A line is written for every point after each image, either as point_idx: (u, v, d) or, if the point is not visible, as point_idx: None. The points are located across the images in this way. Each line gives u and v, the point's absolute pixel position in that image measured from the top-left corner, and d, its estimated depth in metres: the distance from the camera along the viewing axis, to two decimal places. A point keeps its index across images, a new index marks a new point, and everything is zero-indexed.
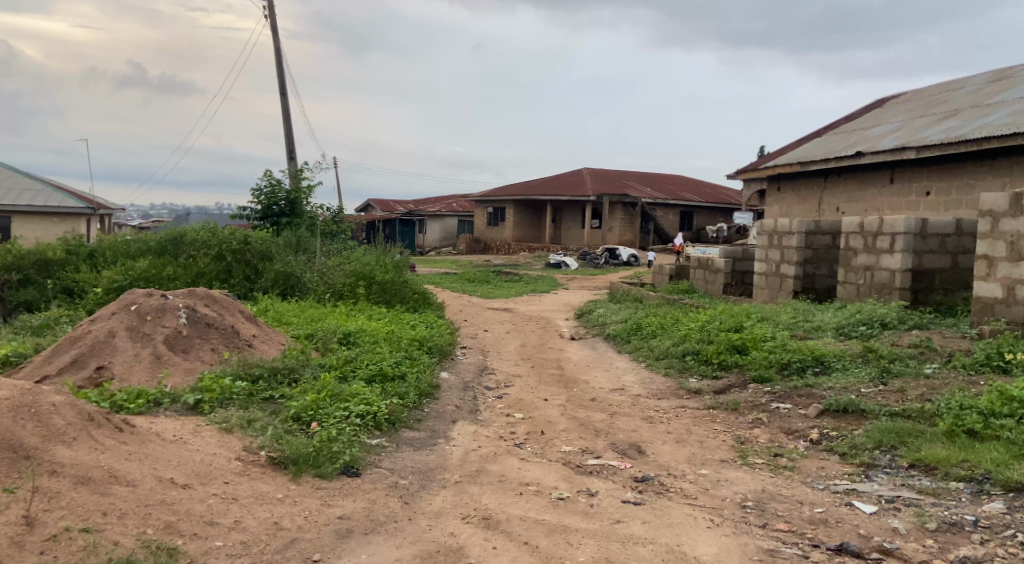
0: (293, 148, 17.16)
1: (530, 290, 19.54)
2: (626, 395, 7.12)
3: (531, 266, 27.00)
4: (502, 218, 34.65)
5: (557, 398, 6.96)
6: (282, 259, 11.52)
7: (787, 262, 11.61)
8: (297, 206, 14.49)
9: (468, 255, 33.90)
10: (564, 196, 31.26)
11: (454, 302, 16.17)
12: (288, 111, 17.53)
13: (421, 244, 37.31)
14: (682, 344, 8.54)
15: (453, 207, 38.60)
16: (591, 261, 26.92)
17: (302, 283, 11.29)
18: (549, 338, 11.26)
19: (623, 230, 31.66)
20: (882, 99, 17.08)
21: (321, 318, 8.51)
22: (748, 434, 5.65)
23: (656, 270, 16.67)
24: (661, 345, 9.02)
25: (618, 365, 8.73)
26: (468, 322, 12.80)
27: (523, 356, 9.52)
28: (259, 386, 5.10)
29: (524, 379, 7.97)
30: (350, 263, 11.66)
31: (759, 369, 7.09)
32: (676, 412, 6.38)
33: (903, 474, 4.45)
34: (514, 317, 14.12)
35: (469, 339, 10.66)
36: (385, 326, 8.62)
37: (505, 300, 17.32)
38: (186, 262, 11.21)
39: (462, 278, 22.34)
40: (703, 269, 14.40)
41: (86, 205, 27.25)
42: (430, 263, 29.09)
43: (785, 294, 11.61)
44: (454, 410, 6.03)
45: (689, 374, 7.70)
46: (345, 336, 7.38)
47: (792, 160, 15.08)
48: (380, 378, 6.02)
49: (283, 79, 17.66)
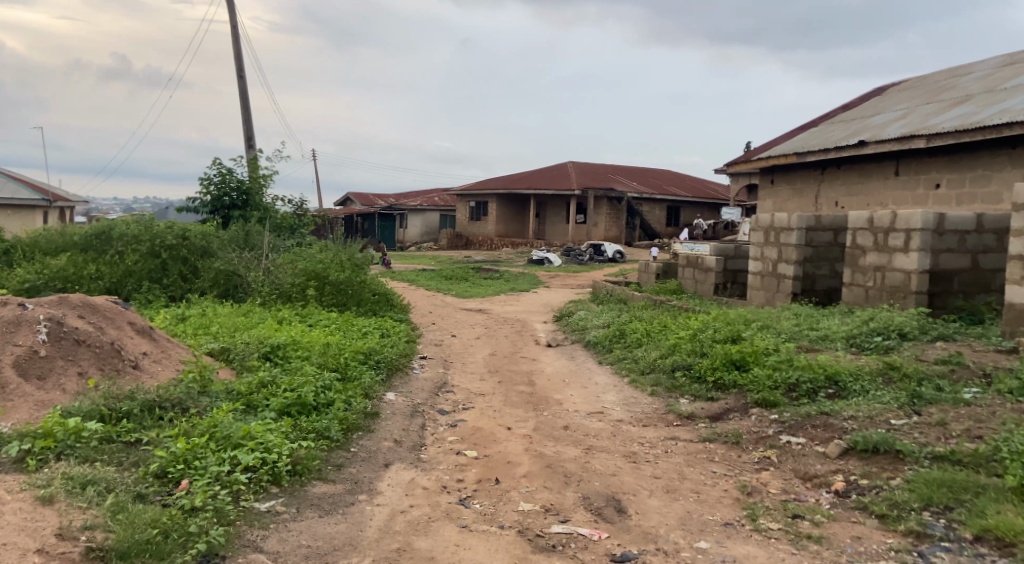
0: (251, 134, 15.86)
1: (509, 288, 18.38)
2: (605, 421, 5.97)
3: (513, 262, 25.85)
4: (483, 213, 33.48)
5: (523, 425, 5.80)
6: (224, 257, 10.36)
7: (785, 261, 10.50)
8: (250, 197, 13.24)
9: (448, 251, 32.72)
10: (547, 190, 30.09)
11: (425, 303, 14.97)
12: (246, 96, 16.21)
13: (401, 239, 36.05)
14: (672, 358, 7.39)
15: (434, 201, 37.39)
16: (575, 257, 25.83)
17: (246, 284, 10.11)
18: (523, 345, 10.11)
19: (609, 225, 30.56)
20: (882, 87, 16.02)
21: (252, 325, 7.31)
22: (756, 481, 4.51)
23: (641, 268, 15.56)
24: (647, 357, 7.88)
25: (598, 380, 7.58)
26: (436, 325, 11.61)
27: (491, 368, 8.34)
28: (121, 429, 3.93)
29: (487, 399, 6.79)
30: (302, 260, 10.45)
31: (762, 391, 5.95)
32: (665, 447, 5.23)
33: (970, 555, 3.32)
34: (487, 320, 12.93)
35: (433, 346, 9.48)
36: (328, 336, 7.42)
37: (480, 299, 16.12)
38: (113, 259, 9.98)
39: (438, 275, 21.13)
40: (692, 268, 13.30)
41: (43, 196, 25.77)
42: (407, 259, 27.87)
43: (783, 296, 10.51)
44: (390, 448, 4.84)
45: (679, 394, 6.57)
46: (270, 350, 6.20)
47: (788, 150, 13.97)
48: (298, 408, 4.83)
49: (241, 60, 16.33)
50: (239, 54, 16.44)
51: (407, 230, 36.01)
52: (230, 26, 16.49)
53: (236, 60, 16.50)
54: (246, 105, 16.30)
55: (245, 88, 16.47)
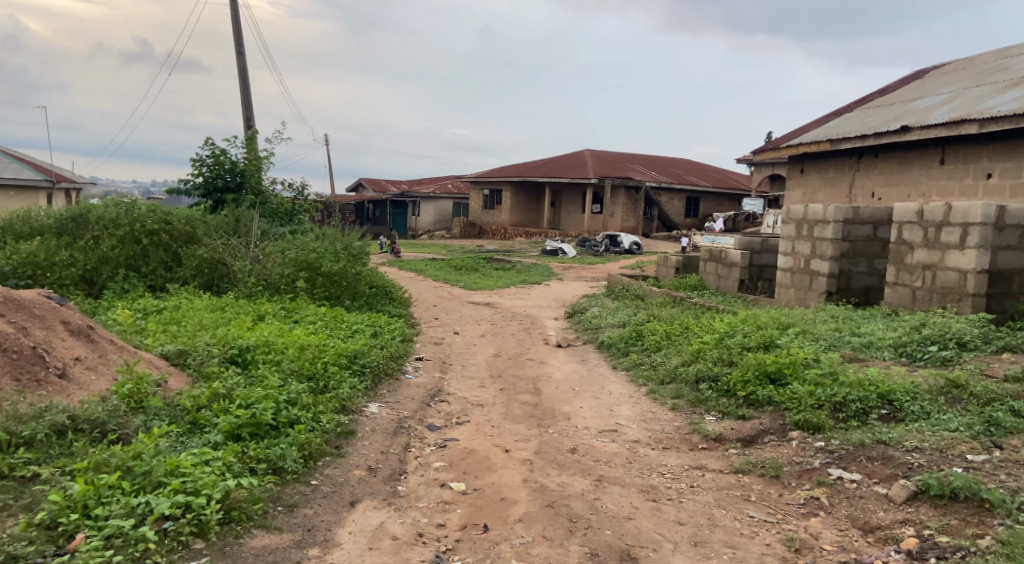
0: (252, 114, 15.07)
1: (520, 280, 17.57)
2: (619, 443, 5.14)
3: (526, 253, 24.99)
4: (497, 201, 32.62)
5: (523, 447, 4.98)
6: (210, 243, 9.62)
7: (818, 257, 9.59)
8: (244, 180, 12.47)
9: (460, 239, 31.91)
10: (562, 178, 29.17)
11: (429, 295, 14.19)
12: (247, 74, 15.43)
13: (412, 227, 35.29)
14: (695, 366, 6.54)
15: (447, 188, 36.55)
16: (590, 248, 24.95)
17: (233, 274, 9.36)
18: (530, 344, 9.30)
19: (625, 215, 29.63)
20: (922, 71, 14.96)
21: (224, 322, 6.53)
22: (803, 532, 3.70)
23: (660, 261, 14.67)
24: (667, 363, 7.03)
25: (612, 390, 6.74)
26: (438, 321, 10.82)
27: (493, 372, 7.53)
28: (17, 461, 3.20)
29: (485, 411, 5.98)
30: (293, 249, 9.67)
31: (804, 411, 5.09)
32: (689, 479, 4.40)
33: None
34: (495, 315, 12.12)
35: (432, 345, 8.69)
36: (311, 335, 6.64)
37: (489, 292, 15.32)
38: (90, 245, 9.26)
39: (448, 265, 20.35)
40: (715, 262, 12.40)
41: (46, 178, 25.27)
42: (418, 247, 27.09)
43: (816, 295, 9.60)
44: (361, 479, 4.04)
45: (705, 410, 5.72)
46: (236, 354, 5.43)
47: (820, 136, 13.01)
48: (252, 430, 4.05)
49: (242, 37, 15.53)
50: (240, 30, 15.64)
51: (419, 217, 35.21)
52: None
53: (237, 36, 15.70)
54: (247, 83, 15.53)
55: (245, 65, 15.66)
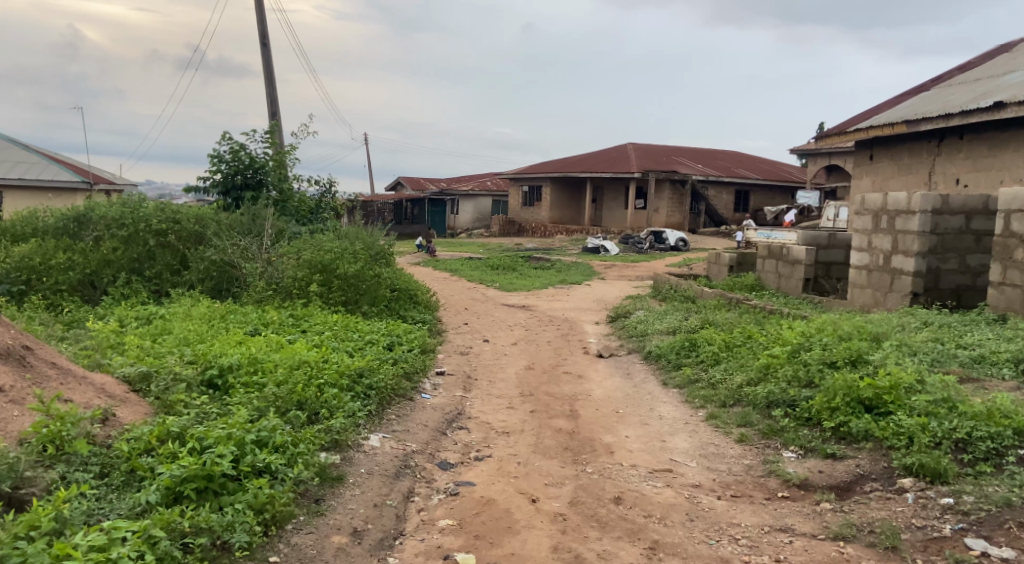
0: (277, 110, 14.35)
1: (559, 279, 16.53)
2: (677, 490, 4.11)
3: (567, 251, 23.93)
4: (537, 198, 31.59)
5: (554, 495, 3.98)
6: (219, 244, 8.85)
7: (901, 253, 8.37)
8: (263, 177, 11.69)
9: (500, 238, 30.97)
10: (605, 172, 27.98)
11: (461, 298, 13.27)
12: (271, 67, 14.68)
13: (451, 225, 34.48)
14: (764, 387, 5.44)
15: (486, 186, 35.67)
16: (635, 245, 23.76)
17: (243, 277, 8.57)
18: (567, 355, 8.29)
19: (671, 211, 28.34)
20: (1007, 45, 13.47)
21: (213, 334, 5.67)
22: None
23: (712, 259, 13.53)
24: (728, 381, 5.95)
25: (663, 414, 5.69)
26: (467, 327, 9.90)
27: (524, 390, 6.54)
28: None
29: (511, 442, 5.00)
30: (308, 250, 8.84)
31: (916, 452, 3.98)
32: (772, 549, 3.36)
33: None
34: (530, 319, 11.12)
35: (457, 356, 7.75)
36: (313, 349, 5.77)
37: (525, 293, 14.32)
38: (91, 247, 8.54)
39: (484, 264, 19.42)
40: (775, 260, 11.22)
41: (84, 179, 25.11)
42: (456, 246, 26.20)
43: (899, 296, 8.38)
44: (341, 551, 3.11)
45: (782, 444, 4.65)
46: (214, 377, 4.59)
47: (895, 119, 11.74)
48: (200, 486, 3.15)
49: (266, 29, 14.78)
50: (264, 20, 14.88)
51: (458, 215, 34.40)
52: None
53: (261, 27, 14.96)
54: (272, 77, 14.80)
55: (269, 58, 14.94)
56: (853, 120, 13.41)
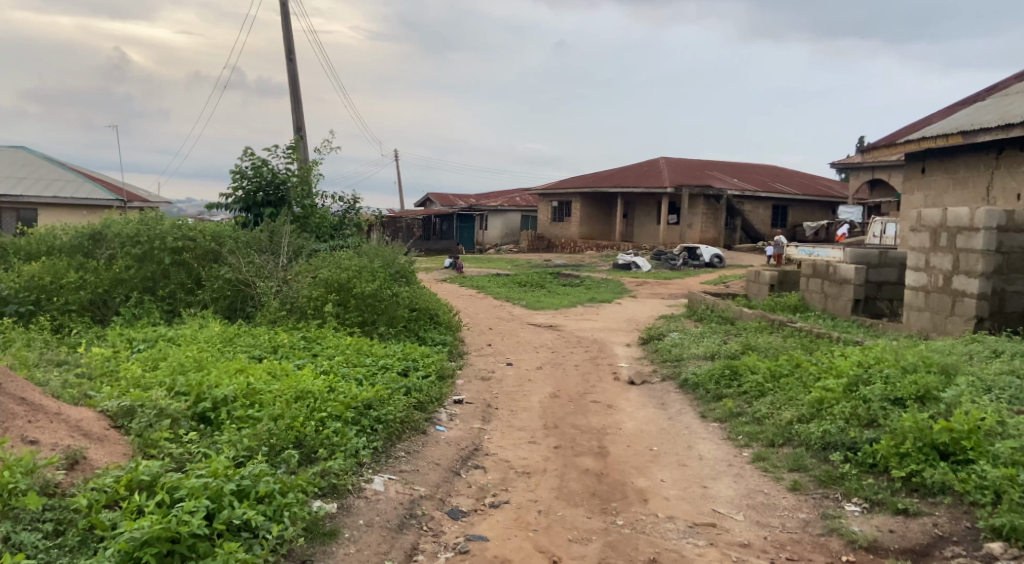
0: (302, 125, 14.10)
1: (589, 298, 15.96)
2: (721, 551, 3.56)
3: (597, 267, 23.35)
4: (568, 213, 31.08)
5: (579, 555, 3.46)
6: (233, 261, 8.47)
7: (963, 273, 7.79)
8: (284, 191, 11.32)
9: (529, 254, 30.49)
10: (637, 188, 27.37)
11: (487, 317, 12.79)
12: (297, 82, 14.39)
13: (480, 241, 34.11)
14: (817, 425, 4.87)
15: (516, 201, 35.28)
16: (668, 262, 23.10)
17: (256, 296, 8.17)
18: (597, 381, 7.75)
19: (705, 227, 27.62)
20: None
21: (214, 360, 5.24)
22: None
23: (751, 277, 12.90)
24: (775, 417, 5.37)
25: (702, 452, 5.12)
26: (492, 349, 9.42)
27: (548, 421, 6.02)
28: None
29: (532, 485, 4.49)
30: (325, 268, 8.44)
31: (1004, 512, 3.37)
32: None
33: None
34: (558, 341, 10.60)
35: (479, 382, 7.26)
36: (320, 377, 5.31)
37: (554, 312, 13.79)
38: (103, 264, 8.21)
39: (511, 281, 18.94)
40: (821, 280, 10.64)
41: (116, 195, 25.18)
42: (484, 263, 25.75)
43: (961, 320, 7.77)
44: None
45: (843, 495, 4.07)
46: (207, 410, 4.15)
47: (951, 130, 11.15)
48: (163, 549, 2.70)
49: (292, 43, 14.48)
50: (290, 34, 14.60)
51: (487, 231, 34.05)
52: (280, 4, 14.65)
53: (287, 41, 14.66)
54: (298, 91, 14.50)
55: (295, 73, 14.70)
56: (905, 130, 12.82)
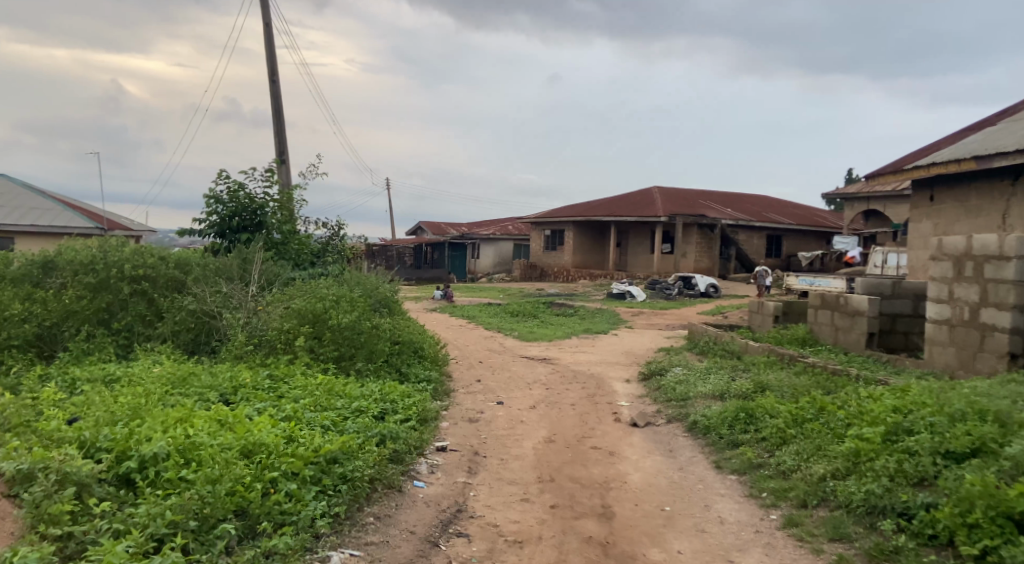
0: (285, 148, 13.46)
1: (584, 329, 15.25)
2: None
3: (591, 297, 22.68)
4: (561, 242, 30.49)
5: None
6: (198, 290, 7.76)
7: (992, 306, 7.17)
8: (261, 217, 10.63)
9: (521, 283, 29.82)
10: (631, 217, 26.81)
11: (477, 350, 12.06)
12: (279, 103, 13.72)
13: (471, 269, 33.46)
14: (858, 484, 4.17)
15: (508, 230, 34.71)
16: (663, 290, 22.52)
17: (222, 329, 7.45)
18: (595, 423, 7.03)
19: (699, 256, 27.06)
20: None
21: (155, 406, 4.52)
22: None
23: (755, 308, 12.25)
24: (804, 471, 4.67)
25: (723, 514, 4.40)
26: (481, 386, 8.68)
27: (543, 473, 5.29)
28: None
29: (526, 557, 3.77)
30: (299, 298, 7.75)
31: None
32: None
33: None
34: (553, 376, 9.88)
35: (465, 425, 6.53)
36: (280, 424, 4.61)
37: (547, 344, 13.07)
38: (53, 294, 7.47)
39: (503, 311, 18.24)
40: (831, 311, 9.98)
41: (96, 223, 24.41)
42: (476, 292, 25.03)
43: (993, 357, 7.14)
44: None
45: None
46: (131, 472, 3.49)
47: (964, 155, 10.63)
48: None
49: (274, 63, 13.83)
50: (271, 54, 13.95)
51: (479, 260, 33.44)
52: (261, 23, 14.04)
53: (268, 62, 13.98)
54: (279, 114, 13.83)
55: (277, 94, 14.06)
56: (912, 156, 12.28)
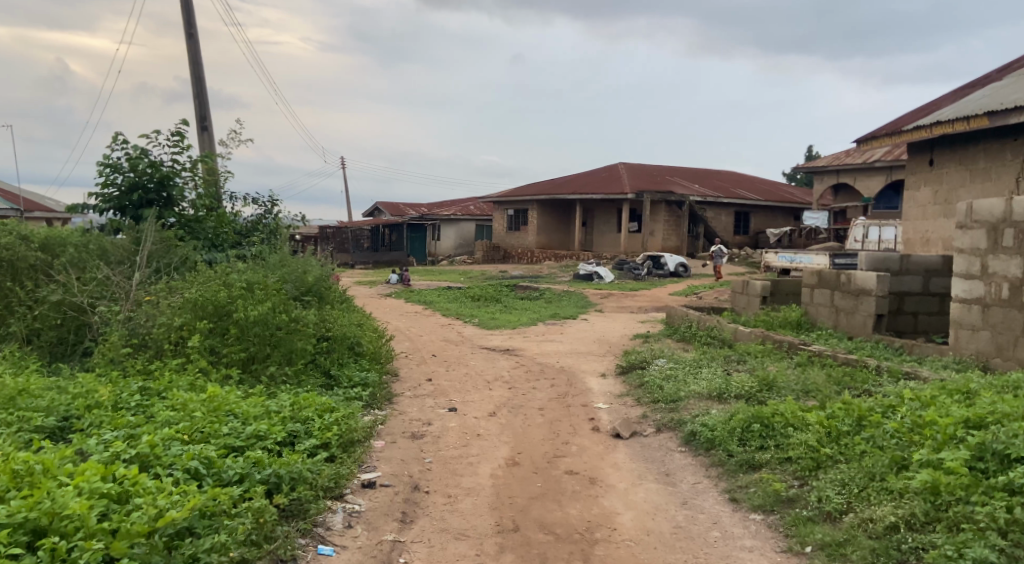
0: (206, 114, 11.78)
1: (550, 313, 13.92)
2: None
3: (557, 278, 21.38)
4: (523, 221, 29.09)
5: None
6: (67, 279, 6.21)
7: None
8: (167, 190, 8.99)
9: (483, 265, 28.38)
10: (597, 194, 25.52)
11: (429, 341, 10.64)
12: (198, 63, 11.95)
13: (431, 251, 31.85)
14: (956, 544, 2.92)
15: (469, 210, 33.21)
16: (631, 271, 21.34)
17: (96, 325, 5.92)
18: (568, 435, 5.68)
19: (667, 235, 25.94)
20: None
21: None
22: None
23: (740, 288, 11.03)
24: (864, 516, 3.40)
25: None
26: (430, 387, 7.28)
27: (503, 517, 3.92)
28: None
29: None
30: (198, 285, 6.23)
31: None
32: None
33: None
34: (516, 371, 8.52)
35: (405, 445, 5.13)
36: (114, 470, 3.19)
37: (509, 332, 11.70)
38: None
39: (462, 295, 16.82)
40: (831, 290, 8.77)
41: (14, 206, 22.20)
42: (434, 276, 23.51)
43: None
44: None
45: None
46: None
47: (974, 111, 9.50)
48: None
49: (191, 17, 12.04)
50: (189, 7, 12.15)
51: (439, 242, 31.94)
52: None
53: (185, 15, 12.18)
54: (200, 75, 12.08)
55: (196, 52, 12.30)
56: (908, 117, 11.16)
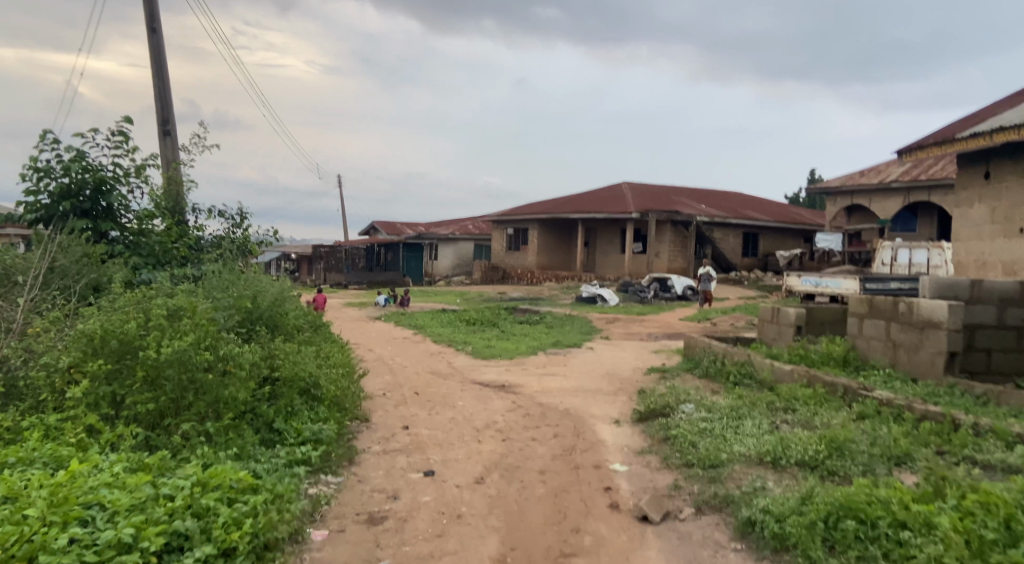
0: (168, 117, 10.47)
1: (552, 341, 12.47)
2: None
3: (558, 301, 20.00)
4: (524, 241, 27.76)
5: None
6: None
7: None
8: (104, 199, 7.62)
9: (481, 286, 26.99)
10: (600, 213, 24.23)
11: (413, 374, 9.22)
12: (161, 61, 10.66)
13: (428, 271, 30.45)
14: None
15: (468, 229, 31.92)
16: (636, 294, 19.94)
17: None
18: (577, 516, 4.26)
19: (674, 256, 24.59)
20: None
21: None
22: None
23: (769, 318, 9.61)
24: None
25: None
26: (405, 439, 5.86)
27: None
28: None
29: None
30: (104, 313, 4.87)
31: None
32: None
33: None
34: (512, 414, 7.08)
35: (355, 539, 3.73)
36: None
37: (504, 364, 10.28)
38: None
39: (456, 319, 15.42)
40: (888, 323, 7.36)
41: None
42: (428, 297, 22.09)
43: None
44: None
45: None
46: None
47: None
48: None
49: (154, 10, 10.77)
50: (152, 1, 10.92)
51: (436, 262, 30.62)
52: None
53: (148, 10, 10.94)
54: (164, 75, 10.81)
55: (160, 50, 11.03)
56: (958, 125, 9.85)
